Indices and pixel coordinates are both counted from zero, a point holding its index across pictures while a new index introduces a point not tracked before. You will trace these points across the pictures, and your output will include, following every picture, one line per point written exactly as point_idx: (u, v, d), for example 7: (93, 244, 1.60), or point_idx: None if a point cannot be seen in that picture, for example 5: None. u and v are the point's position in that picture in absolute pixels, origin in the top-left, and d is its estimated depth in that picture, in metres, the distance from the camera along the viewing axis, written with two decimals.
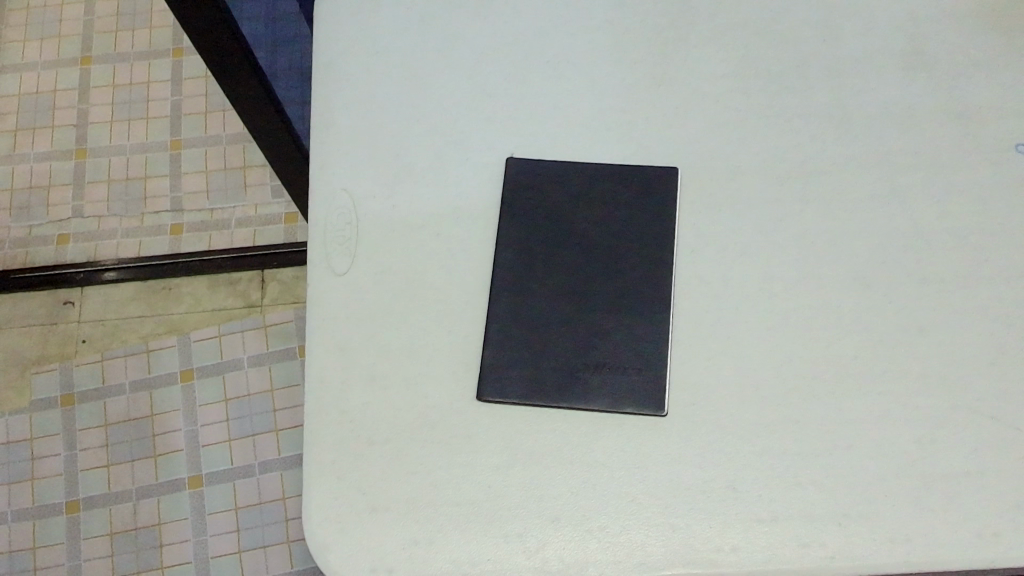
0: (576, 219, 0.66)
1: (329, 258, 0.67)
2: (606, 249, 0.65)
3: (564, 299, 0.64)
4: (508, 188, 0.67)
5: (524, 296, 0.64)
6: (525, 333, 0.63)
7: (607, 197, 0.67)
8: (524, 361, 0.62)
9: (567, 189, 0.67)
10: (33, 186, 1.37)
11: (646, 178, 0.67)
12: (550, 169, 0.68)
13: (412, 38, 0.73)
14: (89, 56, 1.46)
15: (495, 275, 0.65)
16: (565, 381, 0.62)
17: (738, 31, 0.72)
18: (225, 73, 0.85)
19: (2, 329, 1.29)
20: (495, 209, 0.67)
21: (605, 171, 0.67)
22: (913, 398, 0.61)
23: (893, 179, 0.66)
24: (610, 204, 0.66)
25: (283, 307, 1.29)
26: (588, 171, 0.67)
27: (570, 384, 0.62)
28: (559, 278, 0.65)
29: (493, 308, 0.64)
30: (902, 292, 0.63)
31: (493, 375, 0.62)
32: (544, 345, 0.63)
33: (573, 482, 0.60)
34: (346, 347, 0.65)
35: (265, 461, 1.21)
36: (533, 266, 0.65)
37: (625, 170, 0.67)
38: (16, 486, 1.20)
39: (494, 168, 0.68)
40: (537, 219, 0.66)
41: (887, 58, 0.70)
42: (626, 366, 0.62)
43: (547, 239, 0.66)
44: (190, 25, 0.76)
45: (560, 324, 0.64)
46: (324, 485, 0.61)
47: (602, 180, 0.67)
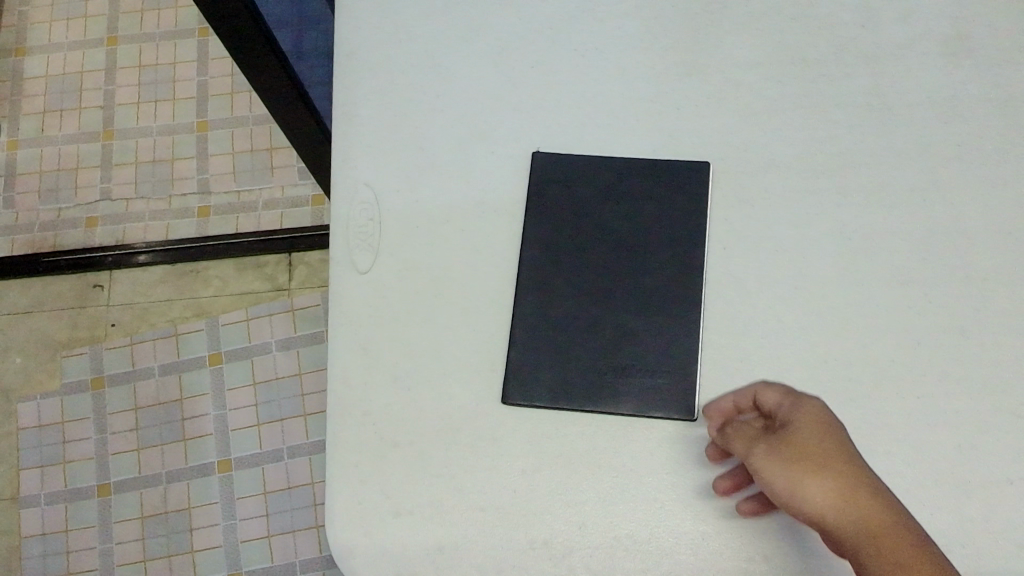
0: (604, 217, 0.65)
1: (351, 254, 0.65)
2: (634, 249, 0.64)
3: (590, 302, 0.63)
4: (534, 183, 0.66)
5: (551, 297, 0.63)
6: (551, 336, 0.62)
7: (636, 195, 0.65)
8: (550, 364, 0.61)
9: (595, 186, 0.66)
10: (62, 168, 1.37)
11: (677, 173, 0.65)
12: (577, 164, 0.66)
13: (435, 25, 0.71)
14: (115, 35, 1.44)
15: (521, 274, 0.64)
16: (592, 385, 0.61)
17: (774, 13, 0.69)
18: (248, 60, 0.83)
19: (32, 312, 1.30)
20: (520, 205, 0.66)
21: (635, 166, 0.66)
22: (953, 402, 0.59)
23: (933, 171, 0.64)
24: (639, 203, 0.65)
25: (311, 291, 1.28)
26: (617, 166, 0.66)
27: (597, 388, 0.60)
28: (586, 278, 0.63)
29: (519, 308, 0.63)
30: (943, 292, 0.61)
31: (518, 377, 0.61)
32: (571, 347, 0.62)
33: (601, 488, 0.58)
34: (370, 347, 0.63)
35: (293, 446, 1.21)
36: (560, 266, 0.64)
37: (655, 165, 0.65)
38: (49, 469, 1.22)
39: (519, 161, 0.67)
40: (563, 217, 0.65)
41: (930, 43, 0.67)
42: (654, 369, 0.60)
43: (574, 238, 0.64)
44: (208, 11, 0.74)
45: (587, 326, 0.62)
46: (347, 488, 0.60)
47: (631, 177, 0.65)
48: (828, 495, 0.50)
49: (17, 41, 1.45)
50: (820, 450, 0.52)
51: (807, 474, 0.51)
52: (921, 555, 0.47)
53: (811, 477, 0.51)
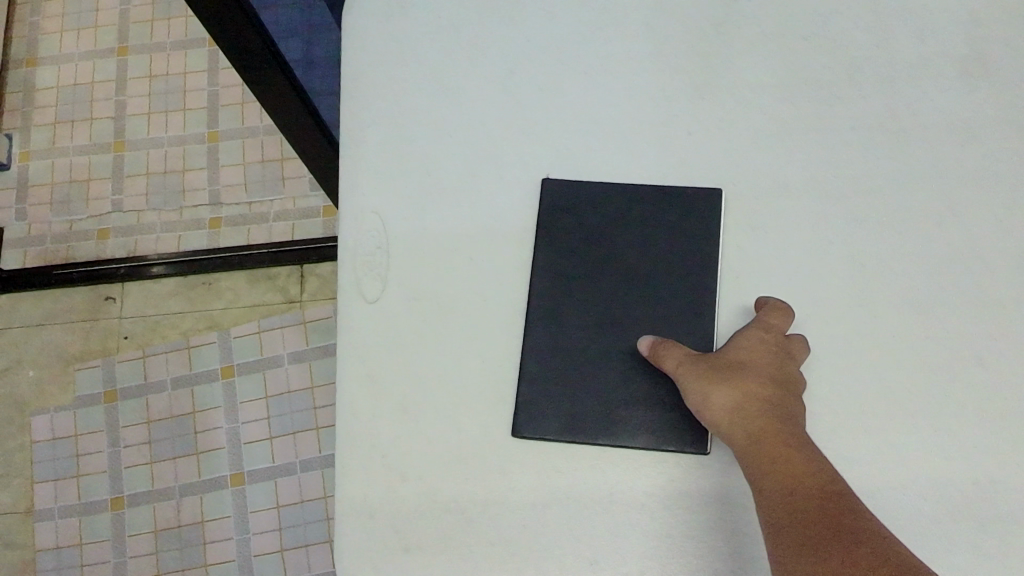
0: (614, 245, 0.64)
1: (359, 283, 0.65)
2: (645, 278, 0.63)
3: (601, 333, 0.62)
4: (544, 210, 0.65)
5: (561, 327, 0.62)
6: (561, 367, 0.61)
7: (647, 223, 0.64)
8: (560, 396, 0.60)
9: (605, 213, 0.65)
10: (74, 180, 1.37)
11: (688, 201, 0.64)
12: (587, 191, 0.65)
13: (443, 49, 0.70)
14: (126, 46, 1.44)
15: (531, 303, 0.63)
16: (603, 418, 0.60)
17: (787, 34, 0.68)
18: (253, 73, 0.82)
19: (45, 324, 1.30)
20: (530, 233, 0.65)
21: (646, 193, 0.65)
22: (972, 434, 0.57)
23: (951, 195, 0.63)
24: (650, 231, 0.64)
25: (323, 303, 1.27)
26: (627, 193, 0.65)
27: (608, 421, 0.60)
28: (597, 308, 0.63)
29: (528, 339, 0.62)
30: (961, 321, 0.60)
31: (528, 409, 0.60)
32: (582, 379, 0.61)
33: (613, 522, 0.58)
34: (378, 378, 0.63)
35: (306, 460, 1.21)
36: (570, 296, 0.63)
37: (666, 192, 0.64)
38: (63, 482, 1.22)
39: (528, 188, 0.66)
40: (573, 245, 0.64)
41: (947, 64, 0.66)
42: (666, 402, 0.60)
43: (585, 267, 0.64)
44: (214, 30, 0.73)
45: (598, 357, 0.62)
46: (356, 521, 0.60)
47: (642, 204, 0.65)
48: (727, 407, 0.55)
49: (28, 51, 1.45)
50: (736, 368, 0.56)
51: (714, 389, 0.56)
52: (795, 465, 0.51)
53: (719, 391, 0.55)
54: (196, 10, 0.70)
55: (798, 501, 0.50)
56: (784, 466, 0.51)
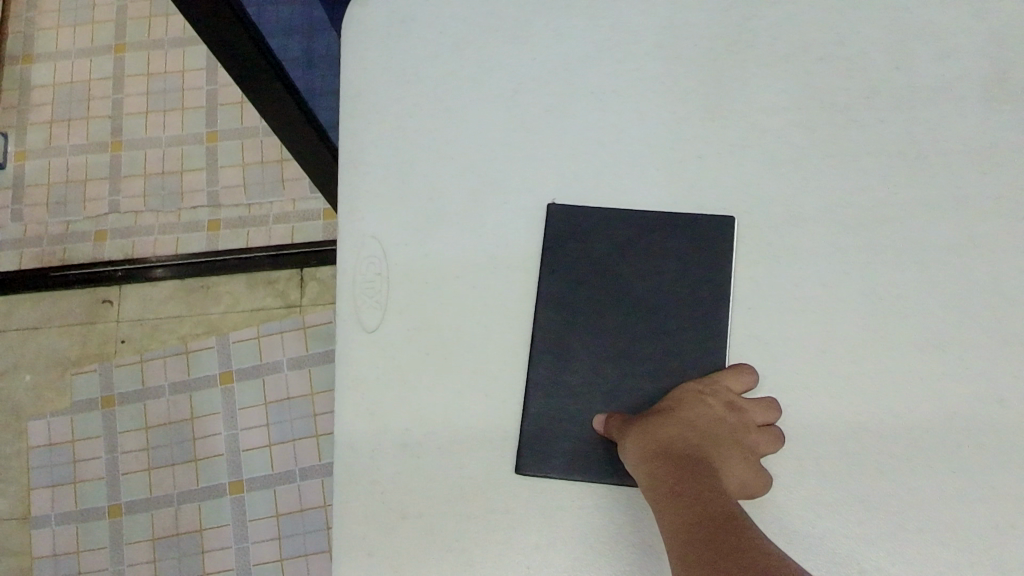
0: (622, 274, 0.62)
1: (358, 312, 0.63)
2: (653, 309, 0.61)
3: (608, 367, 0.60)
4: (549, 236, 0.63)
5: (567, 359, 0.60)
6: (567, 401, 0.60)
7: (656, 251, 0.62)
8: (565, 432, 0.59)
9: (612, 240, 0.63)
10: (70, 180, 1.35)
11: (700, 229, 0.62)
12: (595, 216, 0.63)
13: (447, 67, 0.68)
14: (123, 43, 1.42)
15: (536, 334, 0.61)
16: (609, 456, 0.58)
17: (802, 55, 0.66)
18: (251, 83, 0.80)
19: (42, 328, 1.28)
20: (535, 261, 0.63)
21: (655, 218, 0.63)
22: (991, 477, 0.55)
23: (970, 226, 0.60)
24: (659, 260, 0.62)
25: (323, 308, 1.25)
26: (634, 220, 0.63)
27: (615, 458, 0.58)
28: (604, 340, 0.61)
29: (533, 371, 0.60)
30: (981, 357, 0.58)
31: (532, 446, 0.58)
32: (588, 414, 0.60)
33: (619, 564, 0.56)
34: (377, 411, 0.61)
35: (305, 468, 1.19)
36: (576, 327, 0.61)
37: (676, 219, 0.62)
38: (60, 489, 1.21)
39: (533, 213, 0.64)
40: (580, 273, 0.62)
41: (968, 87, 0.63)
42: None
43: (591, 296, 0.62)
44: (211, 43, 0.71)
45: (605, 391, 0.60)
46: (356, 559, 0.59)
47: (651, 232, 0.63)
48: (644, 457, 0.55)
49: (24, 48, 1.43)
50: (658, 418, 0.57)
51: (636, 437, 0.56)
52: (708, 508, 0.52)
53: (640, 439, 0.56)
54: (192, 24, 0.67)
55: (697, 546, 0.50)
56: (690, 513, 0.52)
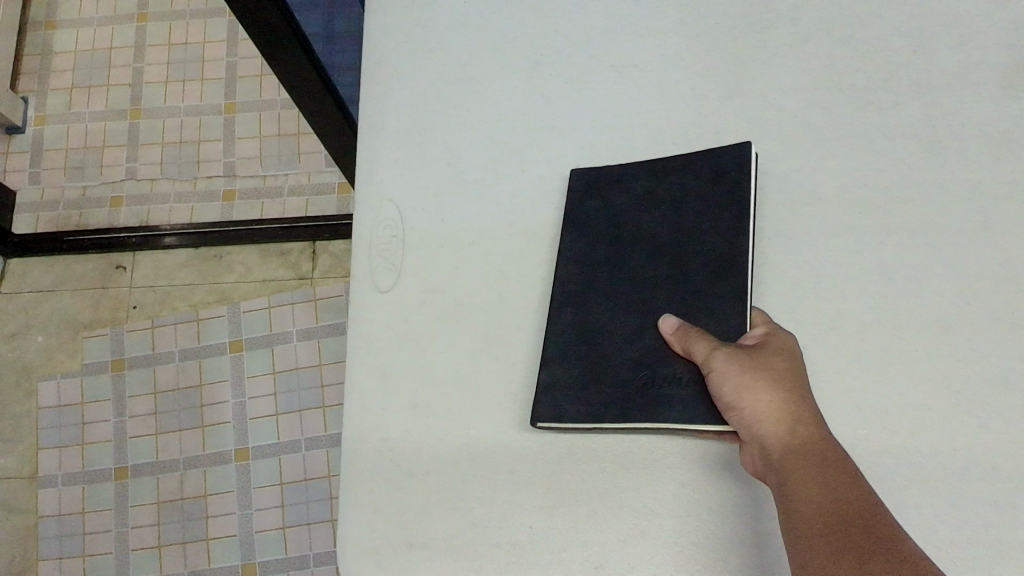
0: (643, 226, 0.62)
1: (373, 274, 0.64)
2: (672, 261, 0.60)
3: (626, 321, 0.59)
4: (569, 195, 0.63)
5: (583, 314, 0.60)
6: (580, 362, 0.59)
7: (679, 197, 0.61)
8: (578, 387, 0.58)
9: (631, 191, 0.62)
10: (88, 146, 1.36)
11: (720, 163, 0.60)
12: (618, 173, 0.63)
13: (471, 37, 0.70)
14: (146, 12, 1.43)
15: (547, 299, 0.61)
16: (623, 405, 0.57)
17: (820, 36, 0.67)
18: (277, 54, 0.81)
19: (54, 291, 1.29)
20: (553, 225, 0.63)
21: (681, 163, 0.62)
22: (993, 457, 0.56)
23: (983, 209, 0.61)
24: (681, 205, 0.61)
25: (334, 281, 1.26)
26: (658, 171, 0.62)
27: (627, 407, 0.57)
28: (625, 295, 0.60)
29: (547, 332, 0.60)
30: (987, 338, 0.58)
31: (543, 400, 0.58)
32: (604, 369, 0.59)
33: (621, 528, 0.56)
34: (388, 370, 0.62)
35: (311, 438, 1.20)
36: (593, 285, 0.61)
37: (695, 160, 0.62)
38: (68, 450, 1.22)
39: (551, 180, 0.65)
40: (598, 231, 0.62)
41: (985, 73, 0.64)
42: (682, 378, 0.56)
43: (609, 253, 0.61)
44: (240, 10, 0.72)
45: (621, 341, 0.59)
46: (361, 515, 0.59)
47: (671, 177, 0.62)
48: (760, 401, 0.50)
49: (48, 14, 1.44)
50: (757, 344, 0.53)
51: (753, 383, 0.50)
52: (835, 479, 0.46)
53: (756, 387, 0.50)
54: None
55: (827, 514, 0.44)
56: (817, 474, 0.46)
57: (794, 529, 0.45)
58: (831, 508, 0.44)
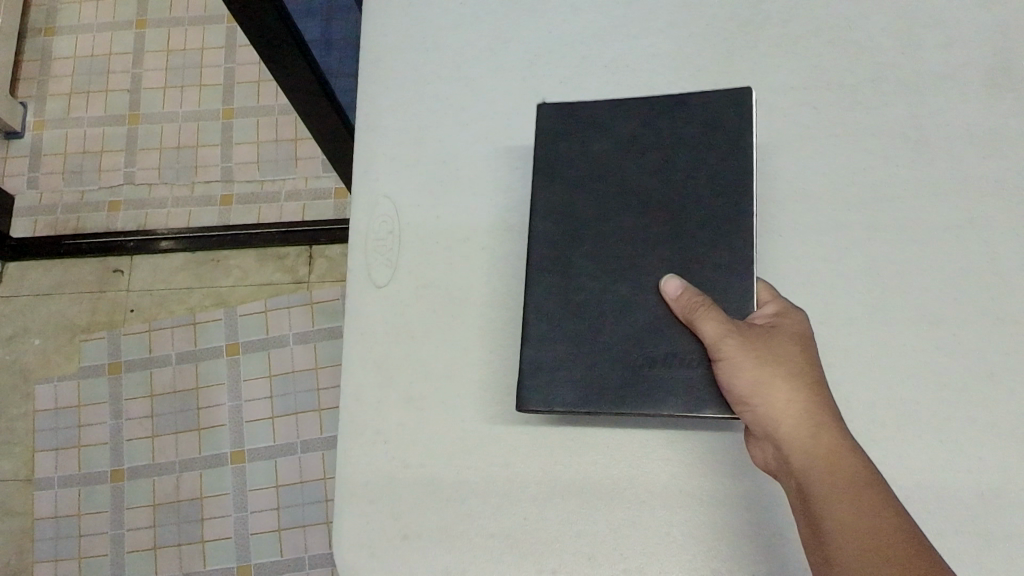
0: (627, 171, 0.61)
1: (369, 269, 0.65)
2: (665, 211, 0.60)
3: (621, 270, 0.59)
4: (558, 143, 0.63)
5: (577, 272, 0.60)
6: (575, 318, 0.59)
7: (671, 143, 0.61)
8: (577, 365, 0.58)
9: (613, 134, 0.62)
10: (87, 150, 1.37)
11: (713, 108, 0.61)
12: (606, 121, 0.63)
13: (466, 37, 0.71)
14: (145, 18, 1.44)
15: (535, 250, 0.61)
16: (624, 387, 0.57)
17: (810, 37, 0.68)
18: (279, 65, 0.82)
19: (52, 294, 1.30)
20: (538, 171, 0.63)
21: (669, 111, 0.62)
22: (980, 449, 0.57)
23: (971, 205, 0.62)
24: (673, 151, 0.61)
25: (330, 285, 1.27)
26: (649, 117, 0.62)
27: (629, 391, 0.56)
28: (614, 245, 0.60)
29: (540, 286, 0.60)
30: (974, 332, 0.59)
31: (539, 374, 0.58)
32: (598, 338, 0.58)
33: (614, 519, 0.57)
34: (384, 364, 0.63)
35: (307, 440, 1.20)
36: (584, 234, 0.60)
37: (683, 105, 0.62)
38: (64, 452, 1.23)
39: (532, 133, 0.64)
40: (587, 179, 0.62)
41: (972, 73, 0.65)
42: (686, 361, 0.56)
43: (596, 200, 0.61)
44: (243, 21, 0.73)
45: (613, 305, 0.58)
46: (357, 507, 0.60)
47: (656, 121, 0.62)
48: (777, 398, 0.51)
49: (47, 20, 1.45)
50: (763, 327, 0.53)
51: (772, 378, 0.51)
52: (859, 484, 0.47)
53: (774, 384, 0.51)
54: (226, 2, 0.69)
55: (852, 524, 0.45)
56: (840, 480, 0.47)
57: (818, 533, 0.46)
58: (858, 517, 0.45)
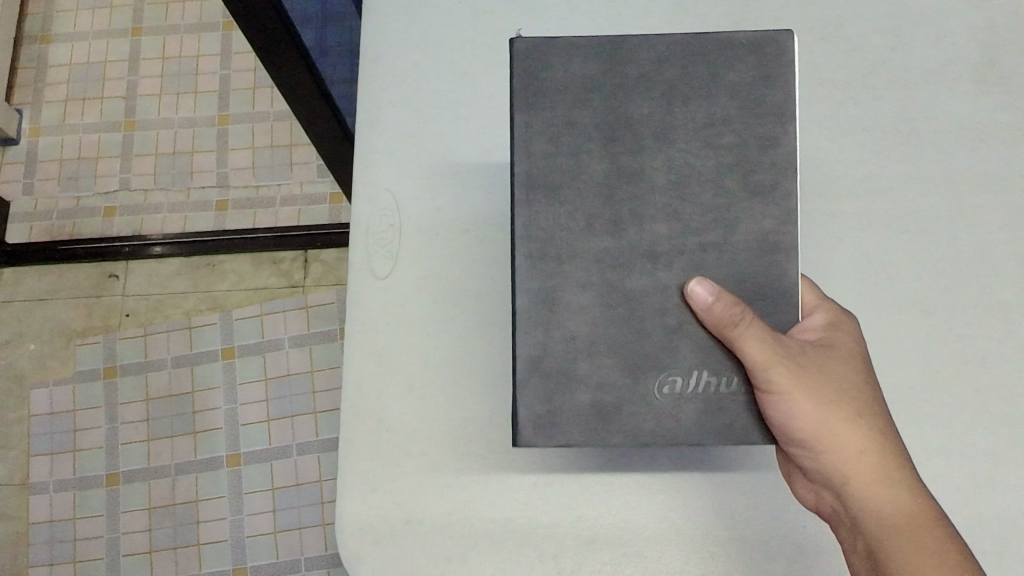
0: (640, 121, 0.56)
1: (370, 261, 0.65)
2: (686, 176, 0.56)
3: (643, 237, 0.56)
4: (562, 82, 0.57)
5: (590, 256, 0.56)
6: (589, 286, 0.56)
7: (697, 84, 0.57)
8: (590, 389, 0.56)
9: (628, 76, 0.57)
10: (82, 157, 1.37)
11: (744, 59, 0.57)
12: (623, 50, 0.57)
13: (465, 32, 0.72)
14: (140, 26, 1.45)
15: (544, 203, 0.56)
16: (637, 421, 0.56)
17: (803, 32, 0.69)
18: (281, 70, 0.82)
19: (47, 299, 1.30)
20: (542, 106, 0.57)
21: (690, 54, 0.57)
22: (970, 435, 0.59)
23: (960, 199, 0.64)
24: (700, 93, 0.56)
25: (325, 289, 1.28)
26: (668, 60, 0.57)
27: (643, 424, 0.56)
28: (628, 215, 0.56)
29: (552, 248, 0.56)
30: (965, 321, 0.61)
31: (554, 367, 0.56)
32: (610, 344, 0.56)
33: (612, 504, 0.59)
34: (385, 354, 0.63)
35: (303, 443, 1.21)
36: (597, 188, 0.56)
37: (708, 51, 0.57)
38: (59, 456, 1.23)
39: (530, 55, 0.57)
40: (600, 120, 0.56)
41: (961, 69, 0.67)
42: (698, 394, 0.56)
43: (613, 148, 0.56)
44: (246, 27, 0.73)
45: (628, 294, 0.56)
46: (357, 494, 0.60)
47: (674, 64, 0.57)
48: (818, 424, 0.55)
49: (43, 27, 1.46)
50: (817, 353, 0.56)
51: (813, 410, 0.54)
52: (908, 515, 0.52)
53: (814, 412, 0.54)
54: (230, 6, 0.69)
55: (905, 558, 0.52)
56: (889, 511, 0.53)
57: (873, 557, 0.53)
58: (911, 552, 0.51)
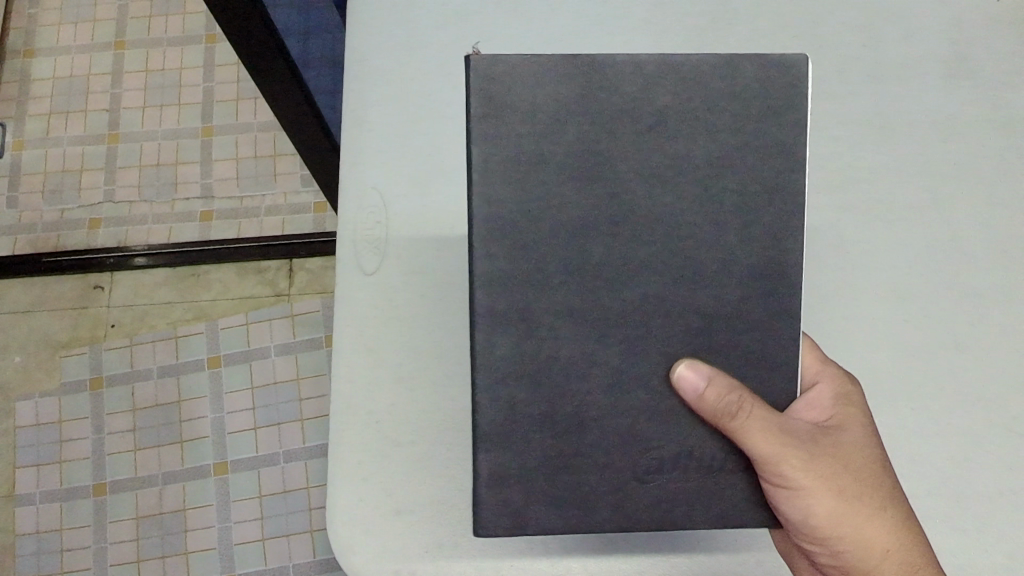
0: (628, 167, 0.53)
1: (358, 256, 0.67)
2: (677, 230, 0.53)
3: (626, 279, 0.53)
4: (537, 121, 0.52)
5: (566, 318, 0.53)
6: (569, 344, 0.53)
7: (694, 126, 0.53)
8: (563, 462, 0.54)
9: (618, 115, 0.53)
10: (66, 169, 1.38)
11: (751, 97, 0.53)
12: (601, 78, 0.53)
13: (449, 34, 0.73)
14: (124, 40, 1.46)
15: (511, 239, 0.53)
16: (613, 497, 0.54)
17: (777, 32, 0.72)
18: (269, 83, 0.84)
19: (34, 311, 1.31)
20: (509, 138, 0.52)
21: (691, 89, 0.53)
22: (947, 416, 0.61)
23: (932, 189, 0.66)
24: (698, 132, 0.53)
25: (311, 297, 1.29)
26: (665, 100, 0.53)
27: (619, 502, 0.54)
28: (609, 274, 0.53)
29: (522, 295, 0.53)
30: (940, 307, 0.63)
31: (534, 444, 0.54)
32: (585, 411, 0.54)
33: None
34: (374, 347, 0.64)
35: (290, 451, 1.21)
36: (577, 241, 0.53)
37: (708, 91, 0.53)
38: (45, 468, 1.22)
39: (499, 79, 0.52)
40: (580, 165, 0.52)
41: (930, 65, 0.70)
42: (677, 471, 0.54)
43: (595, 186, 0.53)
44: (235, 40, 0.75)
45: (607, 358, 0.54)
46: (348, 485, 0.61)
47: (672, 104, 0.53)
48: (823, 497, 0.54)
49: (26, 42, 1.46)
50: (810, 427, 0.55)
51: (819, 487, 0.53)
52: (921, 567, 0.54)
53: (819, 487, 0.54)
54: (221, 21, 0.71)
55: None
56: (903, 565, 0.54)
57: None
58: None
